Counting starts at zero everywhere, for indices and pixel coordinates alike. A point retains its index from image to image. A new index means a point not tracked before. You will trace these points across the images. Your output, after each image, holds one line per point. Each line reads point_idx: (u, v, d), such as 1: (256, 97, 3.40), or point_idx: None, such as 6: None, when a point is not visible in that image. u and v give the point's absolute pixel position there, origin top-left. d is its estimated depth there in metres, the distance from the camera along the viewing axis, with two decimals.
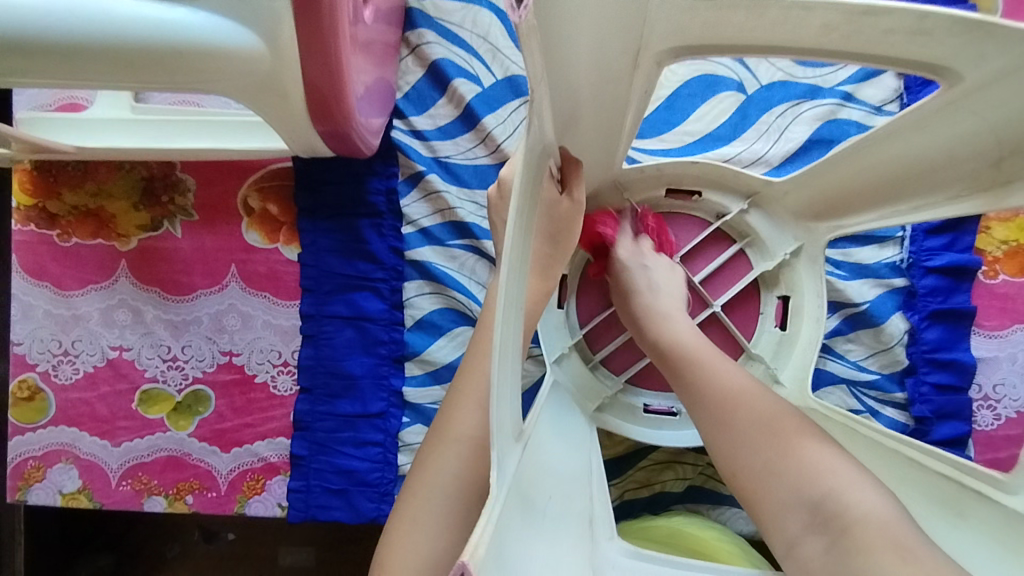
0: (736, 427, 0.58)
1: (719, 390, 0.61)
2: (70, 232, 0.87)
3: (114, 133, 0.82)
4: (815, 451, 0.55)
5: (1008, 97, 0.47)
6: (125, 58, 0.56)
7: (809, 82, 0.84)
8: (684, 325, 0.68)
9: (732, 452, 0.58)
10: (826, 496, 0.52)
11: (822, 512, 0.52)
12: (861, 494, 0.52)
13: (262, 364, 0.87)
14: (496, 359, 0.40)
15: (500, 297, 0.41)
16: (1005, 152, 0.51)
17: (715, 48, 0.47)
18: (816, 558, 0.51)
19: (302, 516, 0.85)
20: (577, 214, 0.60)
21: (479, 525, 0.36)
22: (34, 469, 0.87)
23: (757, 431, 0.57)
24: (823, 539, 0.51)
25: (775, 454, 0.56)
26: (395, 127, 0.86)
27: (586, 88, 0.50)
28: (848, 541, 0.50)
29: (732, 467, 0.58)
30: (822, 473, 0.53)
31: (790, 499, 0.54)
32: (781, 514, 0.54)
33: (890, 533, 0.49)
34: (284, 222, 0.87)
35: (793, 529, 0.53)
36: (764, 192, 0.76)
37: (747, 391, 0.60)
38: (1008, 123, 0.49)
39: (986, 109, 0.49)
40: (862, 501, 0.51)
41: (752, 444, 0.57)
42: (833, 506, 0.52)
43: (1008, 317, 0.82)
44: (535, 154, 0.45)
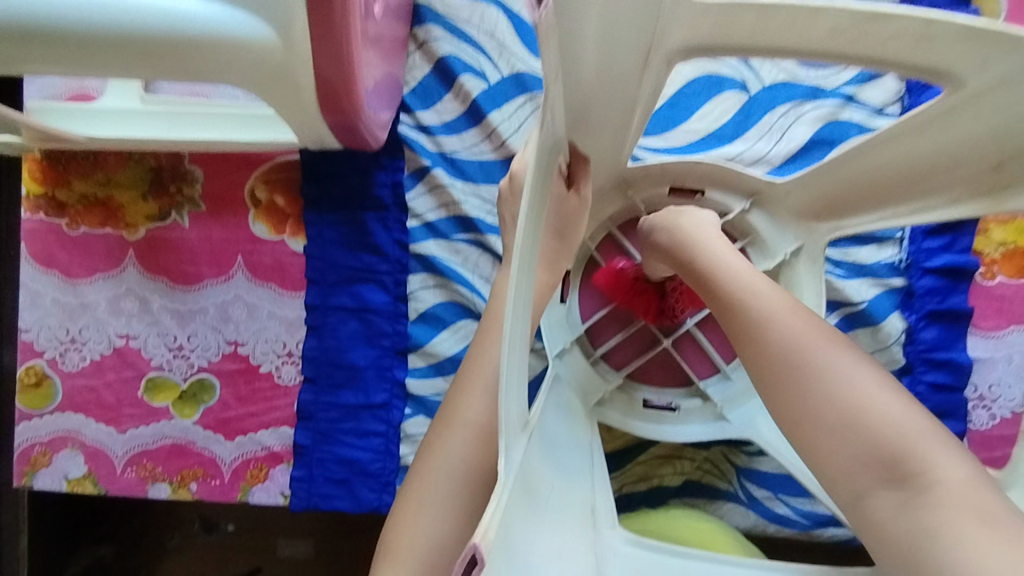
0: (792, 373, 0.51)
1: (778, 329, 0.53)
2: (79, 221, 0.88)
3: (124, 123, 0.83)
4: (890, 404, 0.49)
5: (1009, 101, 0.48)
6: (139, 48, 0.57)
7: (812, 83, 0.85)
8: (721, 251, 0.60)
9: (792, 400, 0.51)
10: (907, 456, 0.47)
11: (901, 469, 0.47)
12: (943, 457, 0.47)
13: (267, 354, 0.88)
14: (505, 347, 0.41)
15: (510, 289, 0.42)
16: (1005, 157, 0.53)
17: (723, 49, 0.48)
18: (886, 511, 0.48)
19: (304, 505, 0.86)
20: (582, 209, 0.62)
21: (488, 511, 0.37)
22: (40, 454, 0.88)
23: (822, 380, 0.50)
24: (897, 495, 0.47)
25: (847, 407, 0.49)
26: (402, 122, 0.87)
27: (595, 85, 0.51)
28: (926, 499, 0.46)
29: (798, 418, 0.51)
30: (900, 432, 0.48)
31: (864, 456, 0.48)
32: (849, 469, 0.49)
33: (978, 500, 0.45)
34: (291, 214, 0.88)
35: (862, 484, 0.49)
36: (766, 192, 0.77)
37: (810, 333, 0.52)
38: (1008, 129, 0.51)
39: (984, 115, 0.51)
40: (944, 464, 0.47)
41: (821, 394, 0.50)
42: (913, 466, 0.47)
43: (1005, 318, 0.83)
44: (547, 151, 0.46)
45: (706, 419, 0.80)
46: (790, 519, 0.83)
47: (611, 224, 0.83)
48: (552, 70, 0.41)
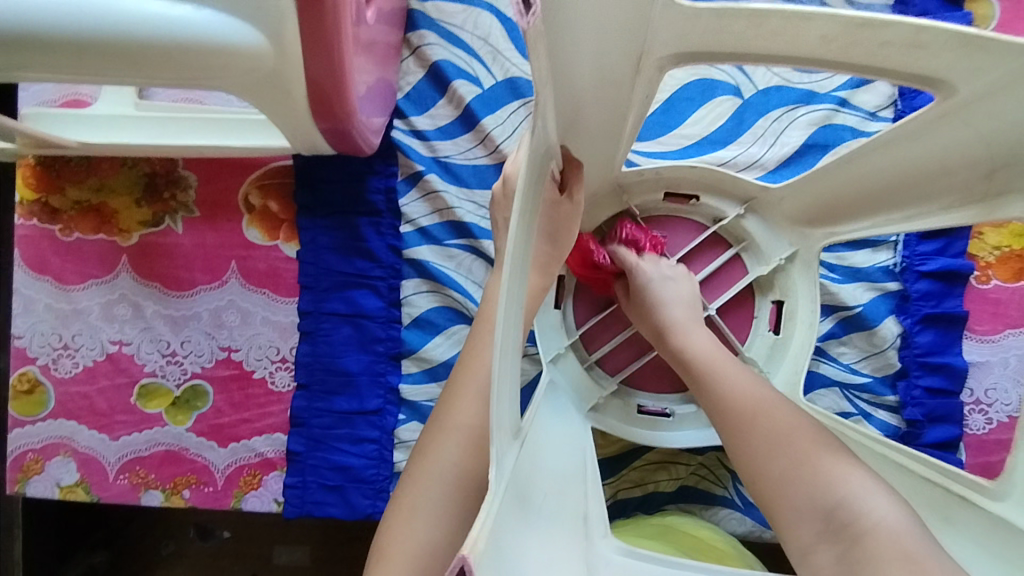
0: (754, 436, 0.58)
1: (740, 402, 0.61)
2: (72, 226, 0.88)
3: (118, 129, 0.83)
4: (831, 461, 0.54)
5: (1004, 110, 0.48)
6: (130, 53, 0.57)
7: (805, 87, 0.85)
8: (704, 342, 0.68)
9: (752, 465, 0.57)
10: (840, 505, 0.51)
11: (836, 520, 0.51)
12: (877, 504, 0.50)
13: (261, 360, 0.87)
14: (496, 356, 0.41)
15: (500, 297, 0.41)
16: (997, 165, 0.52)
17: (714, 55, 0.48)
18: (827, 567, 0.50)
19: (297, 512, 0.85)
20: (575, 214, 0.60)
21: (478, 519, 0.37)
22: (32, 461, 0.88)
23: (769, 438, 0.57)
24: (835, 548, 0.50)
25: (789, 462, 0.55)
26: (395, 127, 0.87)
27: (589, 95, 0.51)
28: (858, 551, 0.49)
29: (754, 477, 0.57)
30: (836, 484, 0.52)
31: (806, 506, 0.53)
32: (795, 521, 0.53)
33: (905, 544, 0.47)
34: (284, 219, 0.88)
35: (806, 538, 0.52)
36: (761, 198, 0.77)
37: (767, 404, 0.60)
38: (1000, 135, 0.50)
39: (977, 120, 0.50)
40: (875, 510, 0.50)
41: (775, 451, 0.56)
42: (847, 515, 0.50)
43: (1001, 322, 0.83)
44: (539, 156, 0.45)
45: (701, 425, 0.80)
46: None
47: (605, 229, 0.82)
48: (545, 80, 0.41)
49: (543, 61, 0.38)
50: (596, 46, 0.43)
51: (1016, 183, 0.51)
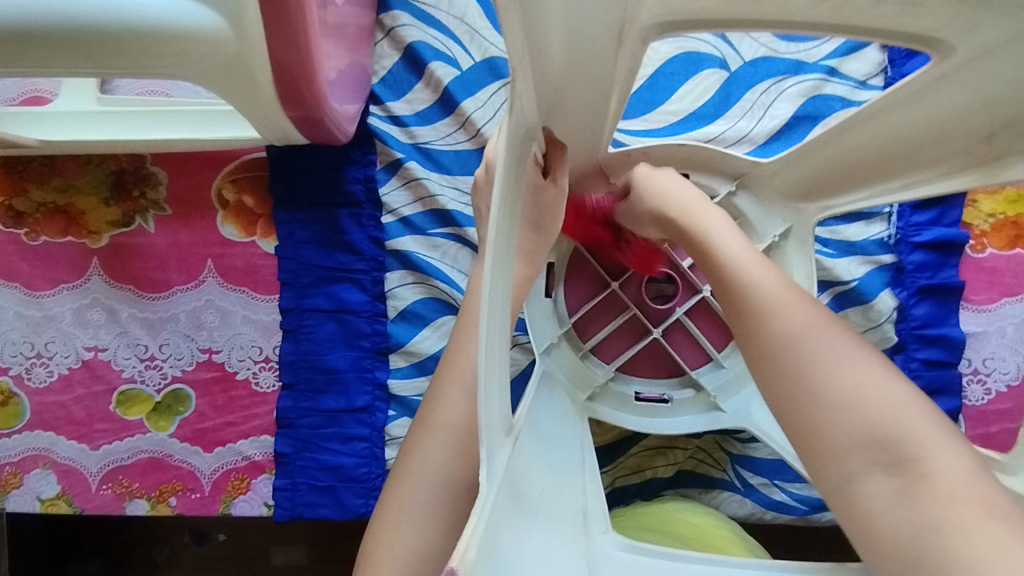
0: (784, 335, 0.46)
1: (766, 302, 0.48)
2: (39, 230, 0.84)
3: (79, 125, 0.79)
4: (879, 377, 0.43)
5: (1003, 69, 0.46)
6: (82, 44, 0.53)
7: (793, 57, 0.83)
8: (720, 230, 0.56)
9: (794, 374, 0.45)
10: (903, 435, 0.41)
11: (896, 452, 0.40)
12: (939, 439, 0.41)
13: (243, 361, 0.84)
14: (482, 353, 0.39)
15: (482, 295, 0.39)
16: (996, 126, 0.49)
17: (698, 23, 0.46)
18: (881, 501, 0.40)
19: (288, 514, 0.83)
20: (559, 197, 0.58)
21: (468, 527, 0.35)
22: (11, 475, 0.85)
23: (816, 358, 0.44)
24: (894, 482, 0.40)
25: (841, 381, 0.43)
26: (372, 114, 0.84)
27: (571, 69, 0.48)
28: (923, 488, 0.39)
29: (794, 395, 0.44)
30: (900, 412, 0.42)
31: (857, 431, 0.42)
32: (840, 449, 0.42)
33: (978, 490, 0.38)
34: (260, 214, 0.84)
35: (854, 465, 0.42)
36: (752, 172, 0.75)
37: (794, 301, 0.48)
38: (999, 96, 0.48)
39: (976, 81, 0.48)
40: (940, 449, 0.40)
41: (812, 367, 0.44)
42: (911, 450, 0.40)
43: (996, 291, 0.82)
44: (519, 138, 0.43)
45: (701, 409, 0.79)
46: (787, 505, 0.81)
47: None
48: (525, 55, 0.38)
49: (519, 34, 0.36)
50: (574, 16, 0.41)
51: (1018, 145, 0.49)
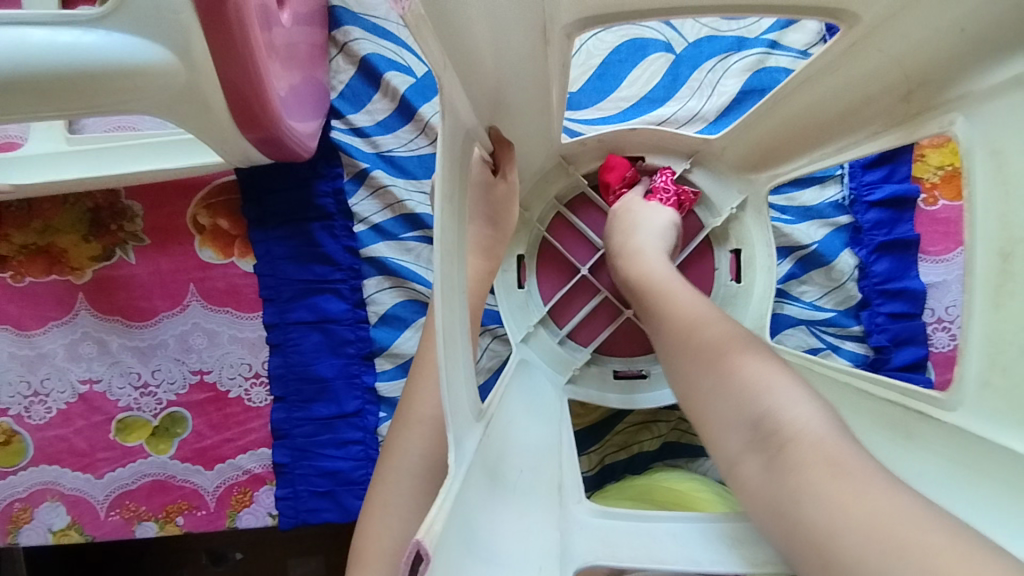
0: (690, 349, 0.55)
1: (682, 318, 0.58)
2: (23, 271, 0.87)
3: (51, 166, 0.81)
4: (766, 371, 0.49)
5: (910, 28, 0.49)
6: (41, 89, 0.56)
7: (735, 34, 0.85)
8: (656, 264, 0.65)
9: (693, 380, 0.53)
10: (765, 412, 0.46)
11: (762, 428, 0.46)
12: (799, 410, 0.46)
13: (234, 379, 0.87)
14: (440, 348, 0.41)
15: (435, 289, 0.41)
16: (913, 85, 0.53)
17: (617, 13, 0.49)
18: (753, 477, 0.46)
19: (293, 522, 0.86)
20: (511, 192, 0.61)
21: (435, 505, 0.38)
22: (20, 511, 0.87)
23: (705, 355, 0.53)
24: (761, 457, 0.45)
25: (715, 376, 0.51)
26: (334, 128, 0.86)
27: (504, 70, 0.51)
28: (783, 459, 0.44)
29: (687, 397, 0.53)
30: (765, 390, 0.47)
31: (733, 419, 0.48)
32: (721, 433, 0.49)
33: (828, 451, 0.42)
34: (236, 235, 0.87)
35: (734, 448, 0.48)
36: (704, 150, 0.77)
37: (710, 318, 0.56)
38: (910, 57, 0.51)
39: (888, 45, 0.52)
40: (797, 418, 0.45)
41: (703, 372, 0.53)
42: (771, 423, 0.46)
43: (952, 240, 0.84)
44: (458, 140, 0.45)
45: None
46: None
47: (559, 202, 0.82)
48: (450, 65, 0.41)
49: (438, 47, 0.38)
50: (495, 21, 0.44)
51: (934, 100, 0.52)
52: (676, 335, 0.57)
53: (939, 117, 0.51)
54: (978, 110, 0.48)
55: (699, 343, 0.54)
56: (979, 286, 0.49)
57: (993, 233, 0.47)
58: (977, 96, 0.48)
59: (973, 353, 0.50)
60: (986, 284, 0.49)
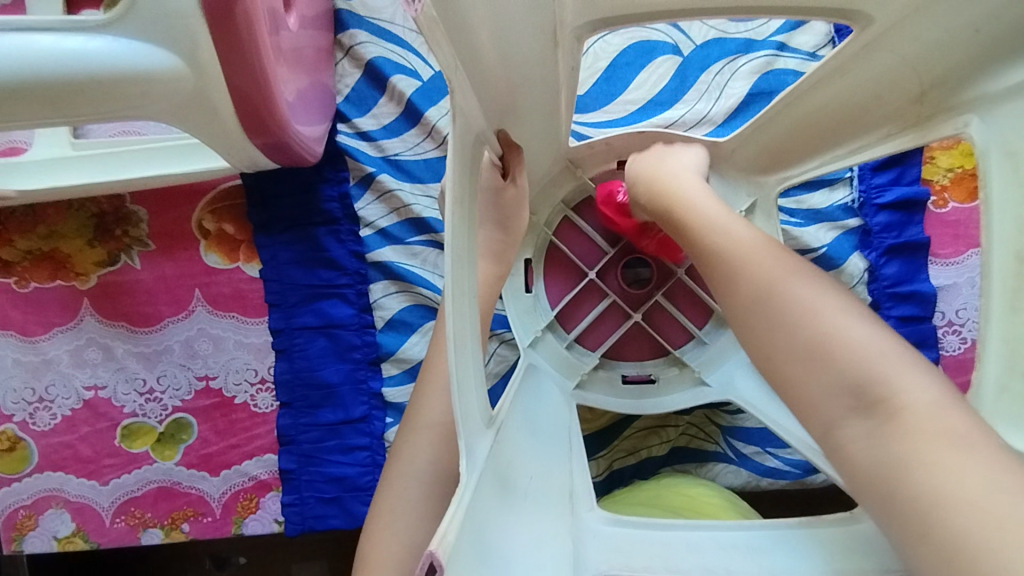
0: (755, 294, 0.47)
1: (737, 256, 0.50)
2: (28, 277, 0.86)
3: (56, 171, 0.81)
4: (863, 328, 0.44)
5: (923, 31, 0.49)
6: (48, 95, 0.55)
7: (743, 36, 0.85)
8: (703, 198, 0.57)
9: (765, 330, 0.46)
10: (875, 377, 0.41)
11: (867, 394, 0.41)
12: (910, 377, 0.41)
13: (239, 384, 0.87)
14: (451, 354, 0.41)
15: (446, 293, 0.41)
16: (926, 87, 0.52)
17: (628, 16, 0.49)
18: (858, 443, 0.41)
19: (299, 528, 0.86)
20: (520, 197, 0.61)
21: (448, 513, 0.37)
22: (25, 518, 0.87)
23: (786, 305, 0.45)
24: (868, 424, 0.41)
25: (808, 332, 0.44)
26: (339, 131, 0.86)
27: (515, 74, 0.50)
28: (895, 428, 0.40)
29: (762, 347, 0.46)
30: (868, 354, 0.42)
31: (831, 379, 0.42)
32: (815, 395, 0.43)
33: (947, 421, 0.39)
34: (242, 240, 0.86)
35: (831, 412, 0.43)
36: (713, 152, 0.75)
37: (766, 254, 0.49)
38: (924, 59, 0.51)
39: (901, 47, 0.51)
40: (907, 387, 0.41)
41: (780, 324, 0.45)
42: (877, 390, 0.41)
43: (962, 243, 0.84)
44: (468, 144, 0.45)
45: (687, 386, 0.81)
46: (782, 470, 0.83)
47: (567, 206, 0.82)
48: (461, 69, 0.41)
49: (450, 51, 0.38)
50: (507, 25, 0.44)
51: (947, 102, 0.51)
52: (734, 275, 0.49)
53: (953, 119, 0.51)
54: (993, 112, 0.47)
55: (773, 287, 0.46)
56: (998, 288, 0.48)
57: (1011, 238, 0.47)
58: (991, 97, 0.47)
59: (990, 355, 0.48)
60: (1003, 288, 0.48)
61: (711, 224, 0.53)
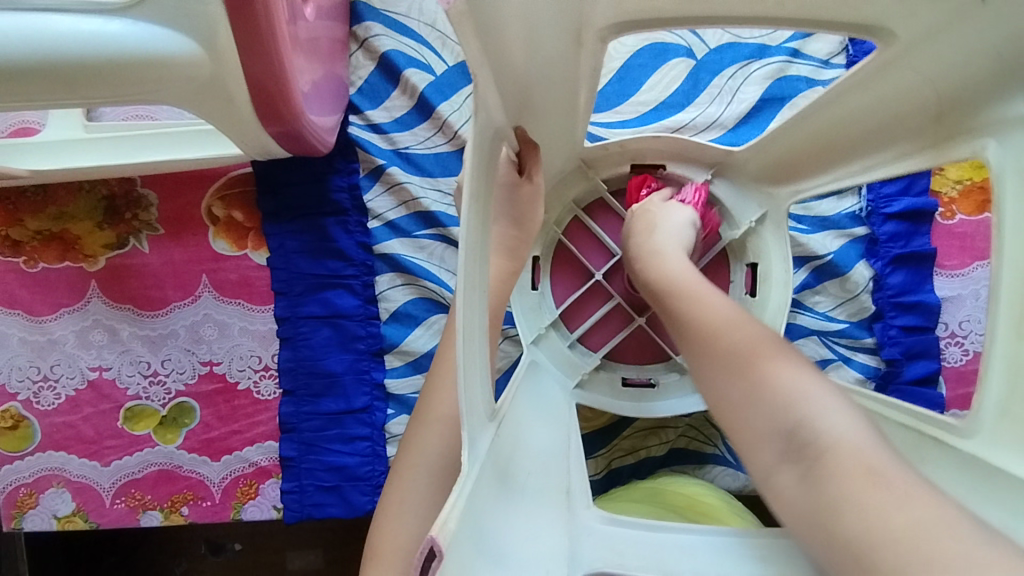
0: (708, 352, 0.53)
1: (697, 318, 0.56)
2: (36, 257, 0.87)
3: (68, 152, 0.81)
4: (797, 377, 0.48)
5: (949, 50, 0.49)
6: (67, 77, 0.56)
7: (757, 41, 0.85)
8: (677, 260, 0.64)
9: (713, 388, 0.52)
10: (798, 423, 0.45)
11: (794, 439, 0.45)
12: (835, 419, 0.45)
13: (243, 371, 0.87)
14: (460, 349, 0.41)
15: (458, 291, 0.41)
16: (945, 107, 0.52)
17: (651, 20, 0.49)
18: (789, 489, 0.45)
19: (298, 516, 0.86)
20: (536, 195, 0.61)
21: (449, 502, 0.38)
22: (26, 496, 0.88)
23: (731, 360, 0.51)
24: (797, 469, 0.44)
25: (745, 382, 0.49)
26: (351, 123, 0.86)
27: (537, 75, 0.51)
28: (821, 469, 0.43)
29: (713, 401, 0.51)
30: (795, 397, 0.46)
31: (766, 429, 0.47)
32: (754, 443, 0.47)
33: (865, 460, 0.42)
34: (250, 227, 0.87)
35: (768, 459, 0.46)
36: (727, 161, 0.77)
37: (729, 316, 0.55)
38: (945, 77, 0.51)
39: (924, 63, 0.51)
40: (833, 426, 0.44)
41: (726, 378, 0.50)
42: (806, 435, 0.44)
43: (968, 255, 0.84)
44: (487, 138, 0.45)
45: (686, 391, 0.81)
46: None
47: (577, 206, 0.82)
48: (485, 65, 0.41)
49: (476, 48, 0.38)
50: (534, 24, 0.44)
51: (964, 123, 0.51)
52: (695, 335, 0.55)
53: (970, 141, 0.50)
54: (1011, 136, 0.47)
55: (735, 351, 0.51)
56: (1004, 312, 0.49)
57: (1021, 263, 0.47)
58: (1010, 121, 0.47)
59: (993, 378, 0.49)
60: (1010, 313, 0.48)
61: (680, 287, 0.60)
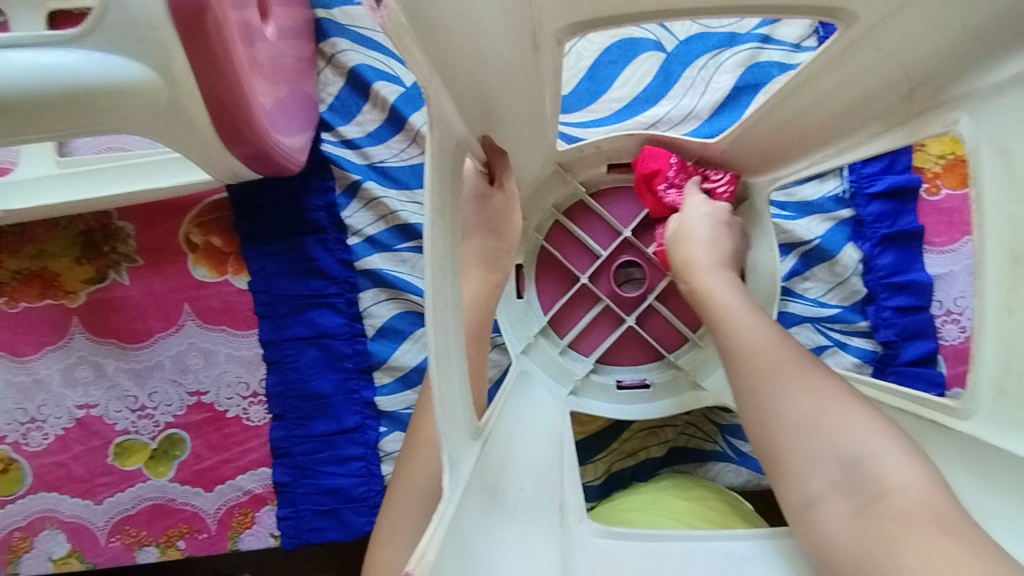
0: (779, 380, 0.52)
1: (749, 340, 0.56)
2: (17, 297, 0.86)
3: (38, 189, 0.80)
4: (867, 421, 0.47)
5: (908, 30, 0.48)
6: (23, 112, 0.55)
7: (726, 30, 0.84)
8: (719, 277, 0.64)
9: (769, 400, 0.52)
10: (866, 455, 0.46)
11: (859, 475, 0.45)
12: (903, 464, 0.45)
13: (232, 398, 0.86)
14: (434, 369, 0.40)
15: (428, 308, 0.40)
16: (914, 83, 0.51)
17: (607, 19, 0.49)
18: (838, 518, 0.45)
19: (296, 542, 0.85)
20: (510, 202, 0.60)
21: (428, 532, 0.37)
22: (20, 540, 0.86)
23: (775, 374, 0.53)
24: (852, 501, 0.45)
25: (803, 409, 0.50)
26: (324, 140, 0.86)
27: (500, 82, 0.50)
28: (881, 507, 0.43)
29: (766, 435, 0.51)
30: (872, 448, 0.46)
31: (820, 453, 0.47)
32: (805, 468, 0.48)
33: (937, 509, 0.41)
34: (230, 252, 0.86)
35: (818, 486, 0.47)
36: (702, 154, 0.76)
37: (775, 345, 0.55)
38: (911, 56, 0.49)
39: (887, 43, 0.50)
40: (899, 470, 0.44)
41: (781, 400, 0.51)
42: (870, 471, 0.45)
43: (957, 230, 0.82)
44: (448, 151, 0.44)
45: (682, 390, 0.80)
46: None
47: (557, 210, 0.81)
48: (438, 70, 0.40)
49: (422, 58, 0.38)
50: (488, 28, 0.44)
51: (935, 100, 0.50)
52: (752, 359, 0.55)
53: (943, 115, 0.49)
54: (983, 109, 0.46)
55: (773, 367, 0.53)
56: (991, 288, 0.48)
57: (1004, 234, 0.46)
58: (982, 94, 0.46)
59: (986, 358, 0.48)
60: (998, 285, 0.47)
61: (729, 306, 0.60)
